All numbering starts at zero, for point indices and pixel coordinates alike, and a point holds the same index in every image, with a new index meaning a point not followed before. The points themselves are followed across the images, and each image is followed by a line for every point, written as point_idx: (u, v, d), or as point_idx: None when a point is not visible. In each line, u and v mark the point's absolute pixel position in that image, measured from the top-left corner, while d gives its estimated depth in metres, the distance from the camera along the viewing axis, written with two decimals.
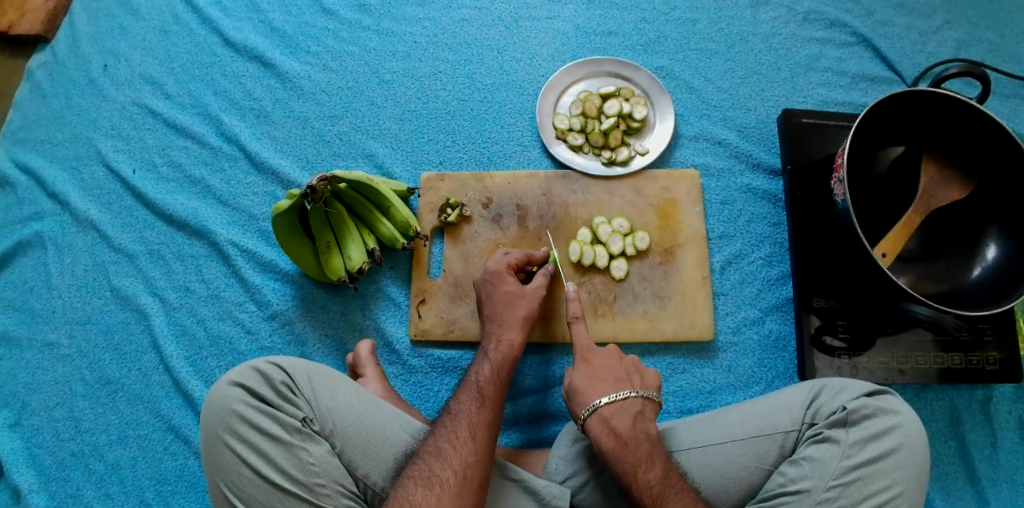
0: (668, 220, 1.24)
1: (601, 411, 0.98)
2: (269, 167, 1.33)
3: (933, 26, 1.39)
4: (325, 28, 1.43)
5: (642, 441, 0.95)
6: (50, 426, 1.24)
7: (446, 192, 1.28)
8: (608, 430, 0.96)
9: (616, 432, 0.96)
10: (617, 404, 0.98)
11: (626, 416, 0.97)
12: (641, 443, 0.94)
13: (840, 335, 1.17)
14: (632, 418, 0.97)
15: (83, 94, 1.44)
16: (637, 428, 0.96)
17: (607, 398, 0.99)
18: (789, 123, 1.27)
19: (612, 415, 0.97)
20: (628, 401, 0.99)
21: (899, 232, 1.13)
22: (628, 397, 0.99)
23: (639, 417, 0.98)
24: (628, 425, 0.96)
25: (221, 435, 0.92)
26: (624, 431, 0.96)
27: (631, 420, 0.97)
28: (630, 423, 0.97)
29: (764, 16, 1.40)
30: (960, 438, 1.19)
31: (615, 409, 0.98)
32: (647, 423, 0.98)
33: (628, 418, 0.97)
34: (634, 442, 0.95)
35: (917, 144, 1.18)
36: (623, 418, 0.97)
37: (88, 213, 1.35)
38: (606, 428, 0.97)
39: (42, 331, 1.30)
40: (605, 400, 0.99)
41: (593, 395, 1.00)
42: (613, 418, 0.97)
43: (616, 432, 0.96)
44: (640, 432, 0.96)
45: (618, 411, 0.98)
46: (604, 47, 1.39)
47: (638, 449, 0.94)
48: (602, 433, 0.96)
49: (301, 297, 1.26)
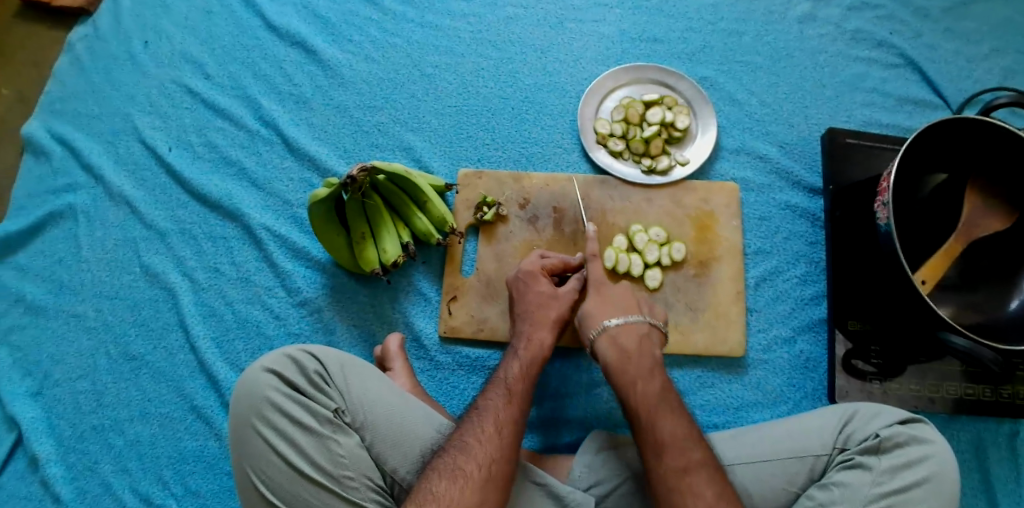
0: (705, 232, 1.23)
1: (609, 330, 1.01)
2: (306, 154, 1.33)
3: (981, 53, 1.37)
4: (368, 18, 1.42)
5: (646, 358, 0.99)
6: (72, 398, 1.24)
7: (483, 189, 1.27)
8: (614, 345, 1.00)
9: (621, 349, 1.00)
10: (625, 327, 1.02)
11: (632, 335, 1.01)
12: (644, 362, 0.98)
13: (873, 360, 1.16)
14: (637, 337, 1.01)
15: (122, 70, 1.44)
16: (643, 347, 1.00)
17: (615, 320, 1.02)
18: (833, 142, 1.26)
19: (619, 333, 1.01)
20: (636, 326, 1.02)
21: (941, 259, 1.15)
22: (636, 321, 1.02)
23: (645, 335, 1.02)
24: (633, 344, 1.00)
25: (251, 420, 0.91)
26: (628, 349, 0.99)
27: (637, 337, 1.01)
28: (635, 341, 1.01)
29: (812, 33, 1.39)
30: (984, 471, 1.17)
31: (622, 330, 1.01)
32: (653, 345, 1.01)
33: (635, 339, 1.01)
34: (637, 359, 0.98)
35: (961, 172, 1.17)
36: (630, 338, 1.00)
37: (122, 188, 1.35)
38: (613, 346, 1.00)
39: (69, 303, 1.30)
40: (616, 321, 1.02)
41: (602, 317, 1.03)
42: (619, 336, 1.01)
43: (622, 349, 0.99)
44: (645, 350, 0.99)
45: (627, 331, 1.01)
46: (648, 54, 1.38)
47: (640, 365, 0.97)
48: (609, 349, 1.00)
49: (331, 286, 1.25)
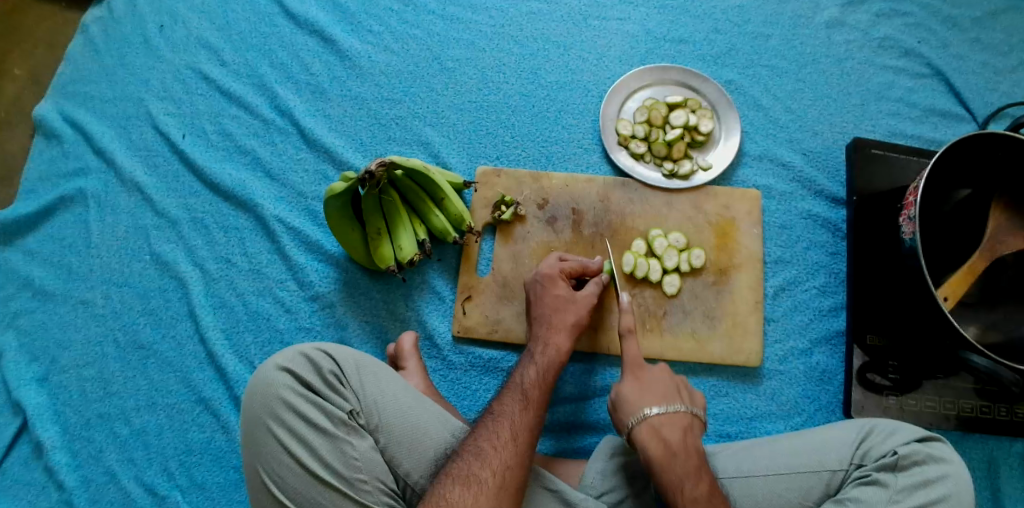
0: (724, 239, 1.22)
1: (650, 420, 0.95)
2: (322, 145, 1.31)
3: (1009, 65, 1.35)
4: (389, 8, 1.39)
5: (691, 455, 0.93)
6: (79, 385, 1.23)
7: (501, 188, 1.25)
8: (658, 439, 0.93)
9: (666, 443, 0.93)
10: (670, 418, 0.95)
11: (677, 429, 0.95)
12: (689, 460, 0.92)
13: (890, 375, 1.14)
14: (682, 431, 0.95)
15: (137, 53, 1.41)
16: (687, 444, 0.94)
17: (659, 409, 0.95)
18: (859, 153, 1.24)
19: (663, 426, 0.94)
20: (680, 416, 0.96)
21: (961, 278, 1.12)
22: (679, 413, 0.95)
23: (689, 428, 0.95)
24: (678, 438, 0.94)
25: (265, 419, 0.90)
26: (673, 444, 0.93)
27: (681, 433, 0.94)
28: (680, 436, 0.94)
29: (840, 39, 1.37)
30: (997, 489, 1.17)
31: (665, 421, 0.95)
32: (696, 438, 0.95)
33: (677, 431, 0.94)
34: (681, 457, 0.92)
35: (986, 188, 1.15)
36: (673, 430, 0.94)
37: (133, 174, 1.33)
38: (656, 439, 0.93)
39: (78, 288, 1.28)
40: (657, 411, 0.95)
41: (642, 404, 0.97)
42: (663, 428, 0.94)
43: (666, 444, 0.93)
44: (689, 447, 0.93)
45: (670, 423, 0.95)
46: (673, 55, 1.35)
47: (685, 465, 0.91)
48: (652, 444, 0.93)
49: (344, 281, 1.24)
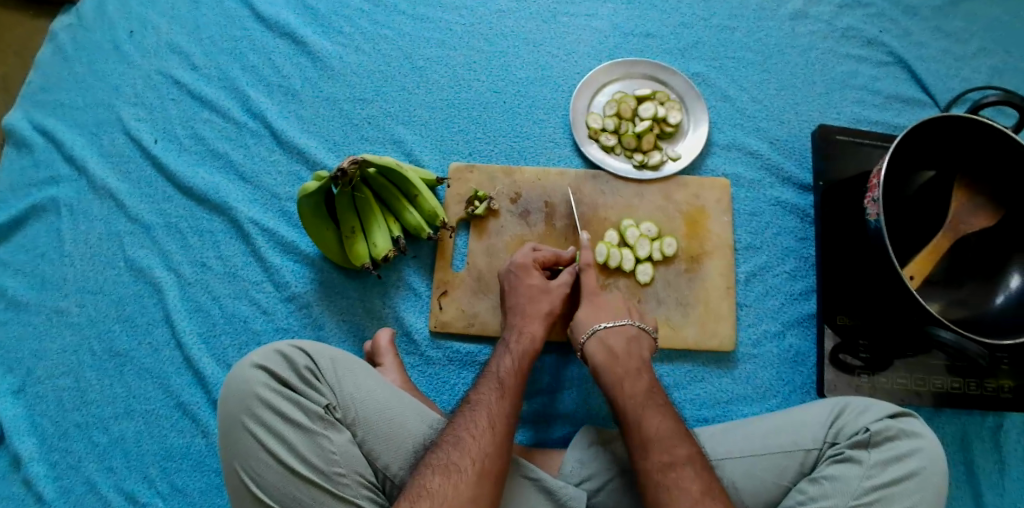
0: (695, 227, 1.24)
1: (598, 333, 1.05)
2: (295, 146, 1.31)
3: (968, 52, 1.38)
4: (359, 9, 1.40)
5: (633, 358, 1.02)
6: (55, 395, 1.22)
7: (474, 184, 1.26)
8: (603, 347, 1.03)
9: (609, 351, 1.03)
10: (615, 330, 1.05)
11: (622, 339, 1.04)
12: (631, 362, 1.01)
13: (861, 355, 1.16)
14: (627, 339, 1.04)
15: (107, 60, 1.41)
16: (630, 350, 1.03)
17: (604, 323, 1.06)
18: (823, 140, 1.27)
19: (608, 337, 1.04)
20: (624, 328, 1.05)
21: (927, 255, 1.16)
22: (625, 324, 1.06)
23: (634, 338, 1.05)
24: (622, 346, 1.03)
25: (240, 417, 0.90)
26: (616, 350, 1.03)
27: (625, 340, 1.04)
28: (624, 344, 1.04)
29: (803, 30, 1.39)
30: (968, 463, 1.19)
31: (610, 333, 1.05)
32: (641, 348, 1.04)
33: (624, 342, 1.04)
34: (625, 360, 1.01)
35: (948, 170, 1.18)
36: (618, 340, 1.04)
37: (106, 181, 1.32)
38: (602, 348, 1.04)
39: (51, 298, 1.27)
40: (606, 325, 1.06)
41: (591, 320, 1.07)
42: (609, 339, 1.04)
43: (610, 351, 1.03)
44: (632, 353, 1.03)
45: (615, 334, 1.05)
46: (641, 49, 1.38)
47: (626, 366, 1.00)
48: (597, 350, 1.04)
49: (320, 280, 1.24)
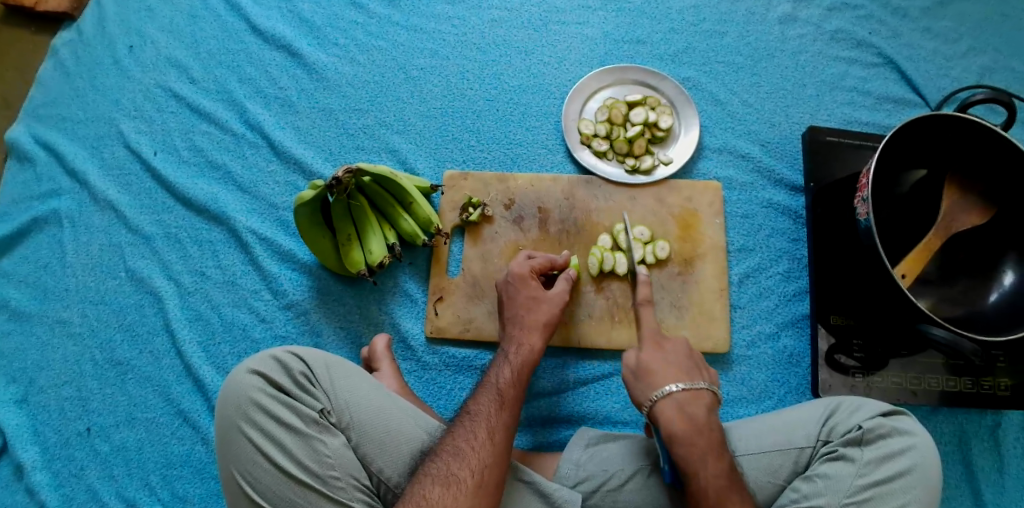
0: (688, 230, 1.25)
1: (674, 397, 0.96)
2: (292, 156, 1.33)
3: (958, 52, 1.39)
4: (353, 21, 1.43)
5: (714, 431, 0.94)
6: (57, 404, 1.24)
7: (469, 190, 1.28)
8: (682, 416, 0.94)
9: (691, 421, 0.94)
10: (694, 396, 0.96)
11: (699, 407, 0.96)
12: (712, 436, 0.93)
13: (855, 355, 1.17)
14: (705, 409, 0.96)
15: (107, 74, 1.44)
16: (711, 420, 0.95)
17: (682, 387, 0.97)
18: (813, 141, 1.28)
19: (687, 403, 0.95)
20: (703, 395, 0.97)
21: (918, 254, 1.16)
22: (702, 390, 0.97)
23: (711, 408, 0.97)
24: (702, 416, 0.95)
25: (237, 422, 0.91)
26: (697, 421, 0.94)
27: (705, 411, 0.96)
28: (703, 414, 0.95)
29: (792, 33, 1.41)
30: (968, 462, 1.19)
31: (690, 400, 0.96)
32: (717, 417, 0.97)
33: (701, 410, 0.96)
34: (704, 433, 0.93)
35: (939, 168, 1.18)
36: (698, 408, 0.95)
37: (107, 193, 1.35)
38: (679, 415, 0.95)
39: (54, 308, 1.29)
40: (681, 387, 0.97)
41: (664, 380, 0.98)
42: (686, 406, 0.95)
43: (689, 420, 0.94)
44: (713, 425, 0.94)
45: (694, 402, 0.96)
46: (631, 56, 1.39)
47: (709, 442, 0.92)
48: (676, 417, 0.94)
49: (318, 288, 1.26)
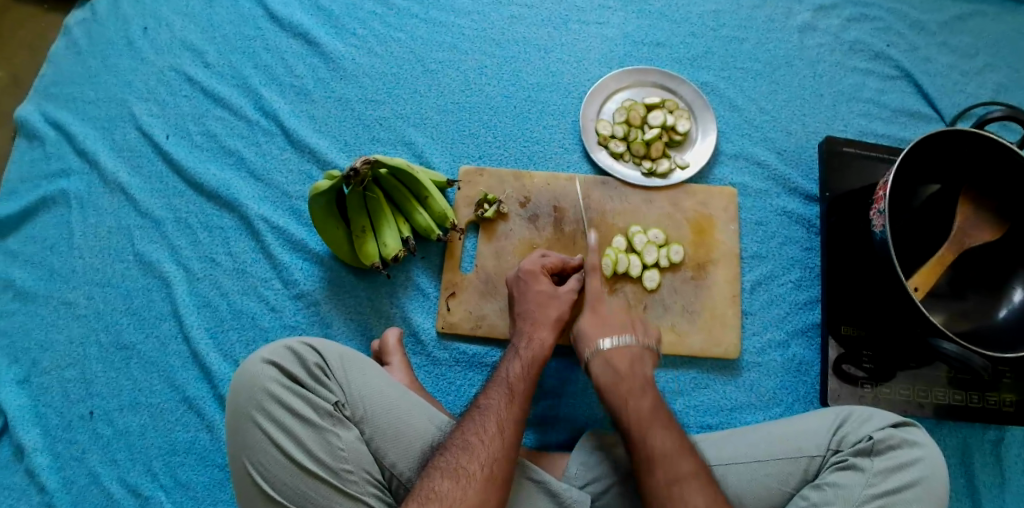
0: (702, 235, 1.25)
1: (604, 351, 1.04)
2: (306, 145, 1.32)
3: (974, 67, 1.39)
4: (372, 12, 1.42)
5: (637, 377, 1.01)
6: (60, 386, 1.22)
7: (484, 187, 1.27)
8: (606, 365, 1.03)
9: (614, 370, 1.02)
10: (620, 348, 1.04)
11: (626, 358, 1.03)
12: (634, 380, 1.00)
13: (864, 365, 1.17)
14: (631, 360, 1.03)
15: (120, 55, 1.42)
16: (633, 368, 1.02)
17: (609, 340, 1.05)
18: (830, 151, 1.28)
19: (613, 356, 1.03)
20: (629, 349, 1.04)
21: (932, 267, 1.17)
22: (627, 344, 1.04)
23: (637, 359, 1.04)
24: (626, 365, 1.02)
25: (250, 412, 0.91)
26: (620, 370, 1.02)
27: (629, 361, 1.03)
28: (627, 365, 1.03)
29: (811, 43, 1.41)
30: (970, 475, 1.20)
31: (617, 353, 1.04)
32: (645, 367, 1.03)
33: (627, 360, 1.03)
34: (627, 378, 1.01)
35: (953, 184, 1.19)
36: (622, 358, 1.03)
37: (117, 175, 1.33)
38: (606, 366, 1.03)
39: (59, 289, 1.28)
40: (610, 341, 1.05)
41: (596, 336, 1.06)
42: (613, 358, 1.03)
43: (614, 369, 1.02)
44: (637, 372, 1.02)
45: (620, 354, 1.04)
46: (651, 58, 1.39)
47: (632, 384, 1.00)
48: (602, 367, 1.03)
49: (329, 279, 1.25)
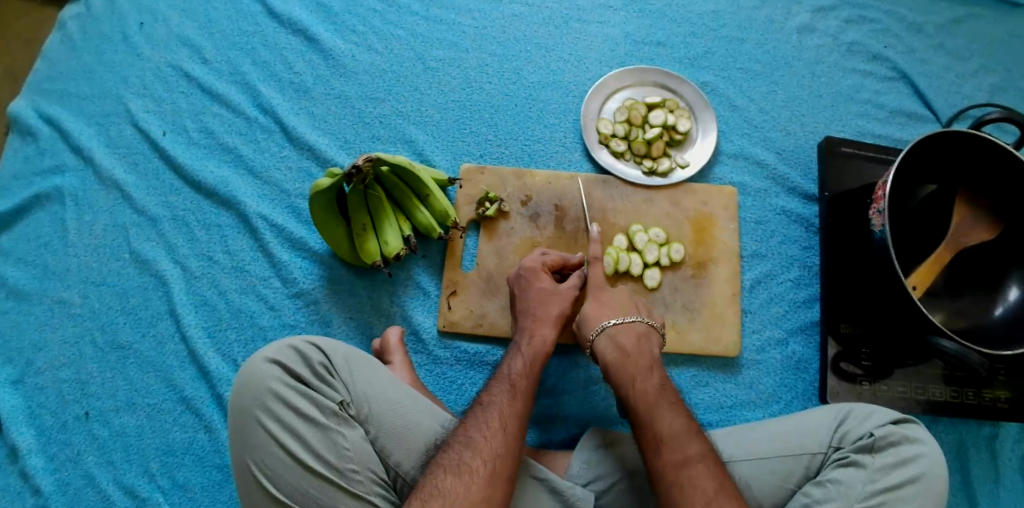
0: (702, 234, 1.25)
1: (608, 329, 1.06)
2: (306, 143, 1.31)
3: (970, 69, 1.41)
4: (372, 9, 1.41)
5: (643, 357, 1.02)
6: (55, 386, 1.21)
7: (485, 185, 1.27)
8: (613, 346, 1.04)
9: (642, 392, 0.96)
10: (624, 325, 1.06)
11: (631, 334, 1.05)
12: (696, 461, 0.88)
13: (863, 363, 1.18)
14: (690, 435, 0.91)
15: (115, 50, 1.40)
16: (691, 439, 0.90)
17: (666, 416, 0.92)
18: (828, 150, 1.29)
19: (667, 429, 0.91)
20: (685, 422, 0.92)
21: (930, 267, 1.19)
22: (684, 416, 0.93)
23: (644, 335, 1.05)
24: (688, 443, 0.90)
25: (254, 411, 0.90)
26: (682, 449, 0.89)
27: (687, 435, 0.91)
28: (688, 440, 0.90)
29: (810, 43, 1.42)
30: (965, 471, 1.21)
31: (670, 426, 0.91)
32: (704, 441, 0.91)
33: (685, 436, 0.90)
34: (689, 458, 0.88)
35: (951, 183, 1.20)
36: (678, 430, 0.91)
37: (113, 172, 1.32)
38: (660, 441, 0.90)
39: (54, 287, 1.26)
40: (669, 420, 0.92)
41: (649, 411, 0.94)
42: (671, 436, 0.90)
43: (671, 448, 0.89)
44: (699, 449, 0.89)
45: (624, 329, 1.06)
46: (651, 57, 1.40)
47: (655, 393, 0.96)
48: (658, 446, 0.90)
49: (329, 277, 1.24)
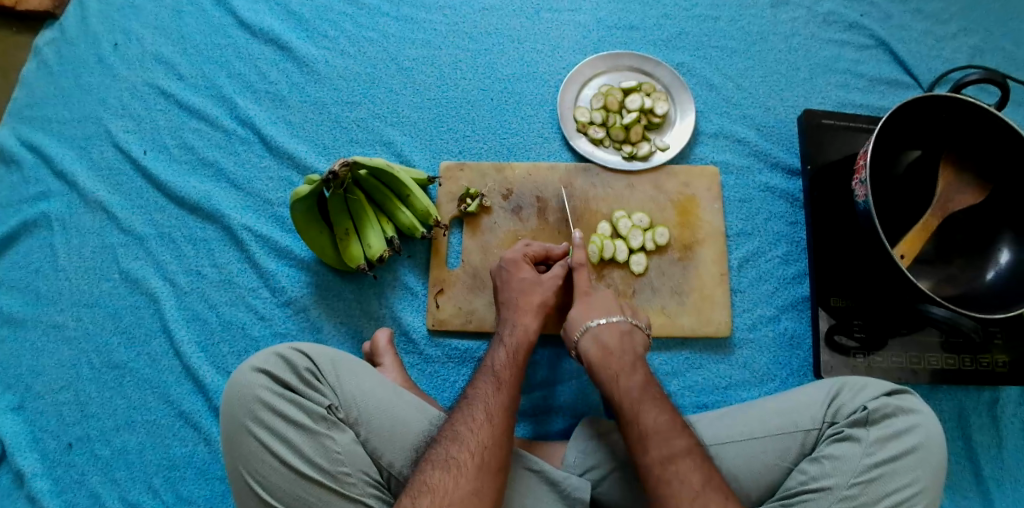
0: (687, 216, 1.25)
1: (592, 330, 1.02)
2: (285, 151, 1.32)
3: (949, 32, 1.39)
4: (343, 13, 1.41)
5: (627, 354, 0.99)
6: (55, 409, 1.22)
7: (465, 182, 1.27)
8: (595, 341, 1.01)
9: (604, 346, 1.00)
10: (608, 325, 1.02)
11: (615, 333, 1.01)
12: (624, 357, 0.99)
13: (856, 335, 1.17)
14: (621, 335, 1.01)
15: (92, 73, 1.41)
16: (623, 344, 1.00)
17: (598, 319, 1.03)
18: (809, 124, 1.27)
19: (602, 333, 1.01)
20: (619, 324, 1.02)
21: (917, 235, 1.15)
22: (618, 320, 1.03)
23: (627, 334, 1.02)
24: (616, 341, 1.00)
25: (244, 421, 0.90)
26: (609, 345, 1.00)
27: (618, 335, 1.01)
28: (616, 338, 1.01)
29: (785, 17, 1.41)
30: (967, 437, 1.20)
31: (605, 327, 1.02)
32: (635, 342, 1.01)
33: (616, 336, 1.01)
34: (617, 355, 0.99)
35: (935, 149, 1.19)
36: (611, 333, 1.01)
37: (97, 194, 1.32)
38: (595, 342, 1.01)
39: (47, 313, 1.27)
40: (599, 322, 1.03)
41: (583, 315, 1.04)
42: (602, 336, 1.01)
43: (603, 346, 1.00)
44: (626, 347, 1.00)
45: (610, 330, 1.02)
46: (626, 42, 1.39)
47: (622, 361, 0.98)
48: (589, 345, 1.01)
49: (316, 284, 1.25)
